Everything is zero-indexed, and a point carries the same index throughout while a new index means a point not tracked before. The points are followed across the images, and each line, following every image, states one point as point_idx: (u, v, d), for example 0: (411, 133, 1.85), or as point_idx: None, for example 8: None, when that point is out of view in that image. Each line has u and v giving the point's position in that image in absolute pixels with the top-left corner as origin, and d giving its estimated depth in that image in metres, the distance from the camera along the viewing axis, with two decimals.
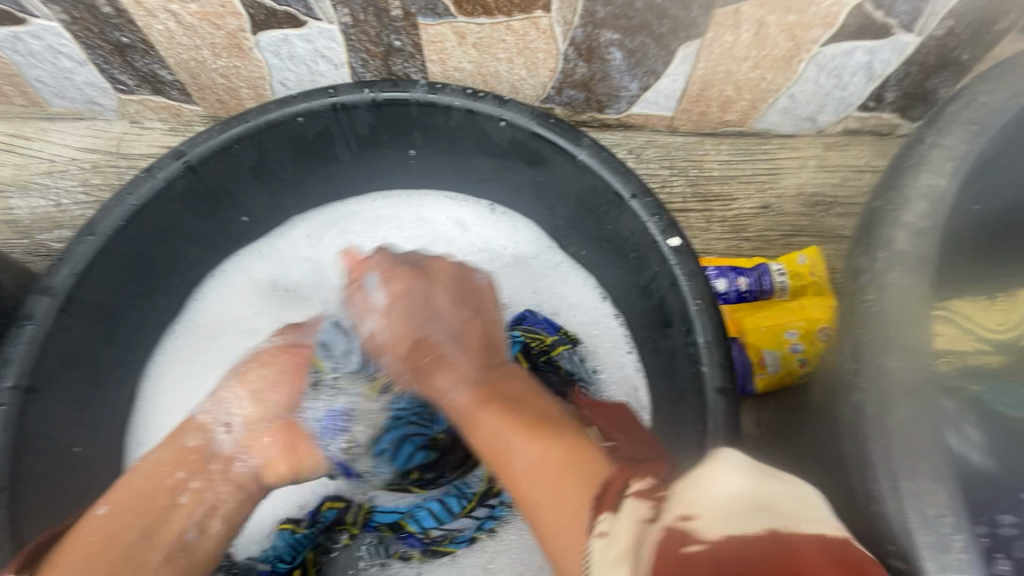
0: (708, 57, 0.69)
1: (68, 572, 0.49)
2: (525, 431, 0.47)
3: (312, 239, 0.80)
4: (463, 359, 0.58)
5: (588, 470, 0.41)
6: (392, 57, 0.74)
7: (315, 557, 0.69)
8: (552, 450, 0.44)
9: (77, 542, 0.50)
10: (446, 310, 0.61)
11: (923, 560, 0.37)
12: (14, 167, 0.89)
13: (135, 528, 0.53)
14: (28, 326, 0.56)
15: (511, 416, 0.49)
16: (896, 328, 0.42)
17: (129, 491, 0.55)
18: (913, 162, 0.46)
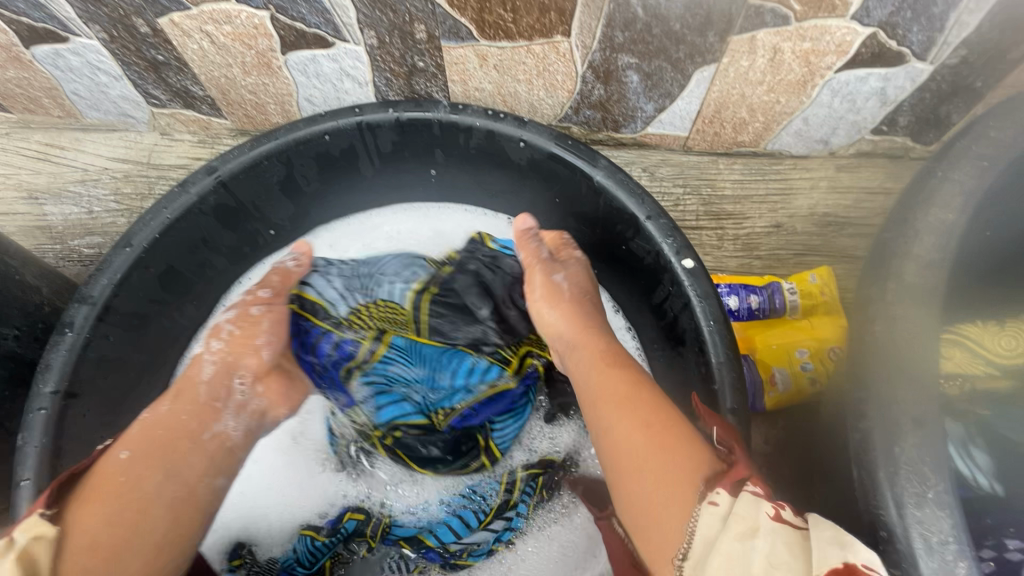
0: (723, 81, 0.71)
1: (101, 512, 0.48)
2: (624, 405, 0.51)
3: (334, 249, 0.82)
4: (589, 331, 0.62)
5: (690, 467, 0.44)
6: (415, 77, 0.77)
7: (333, 566, 0.71)
8: (664, 442, 0.47)
9: (107, 482, 0.50)
10: (582, 296, 0.67)
11: None
12: (49, 175, 0.93)
13: (160, 471, 0.52)
14: (67, 333, 0.59)
15: (630, 396, 0.52)
16: (902, 357, 0.43)
17: (158, 436, 0.54)
18: (924, 196, 0.47)
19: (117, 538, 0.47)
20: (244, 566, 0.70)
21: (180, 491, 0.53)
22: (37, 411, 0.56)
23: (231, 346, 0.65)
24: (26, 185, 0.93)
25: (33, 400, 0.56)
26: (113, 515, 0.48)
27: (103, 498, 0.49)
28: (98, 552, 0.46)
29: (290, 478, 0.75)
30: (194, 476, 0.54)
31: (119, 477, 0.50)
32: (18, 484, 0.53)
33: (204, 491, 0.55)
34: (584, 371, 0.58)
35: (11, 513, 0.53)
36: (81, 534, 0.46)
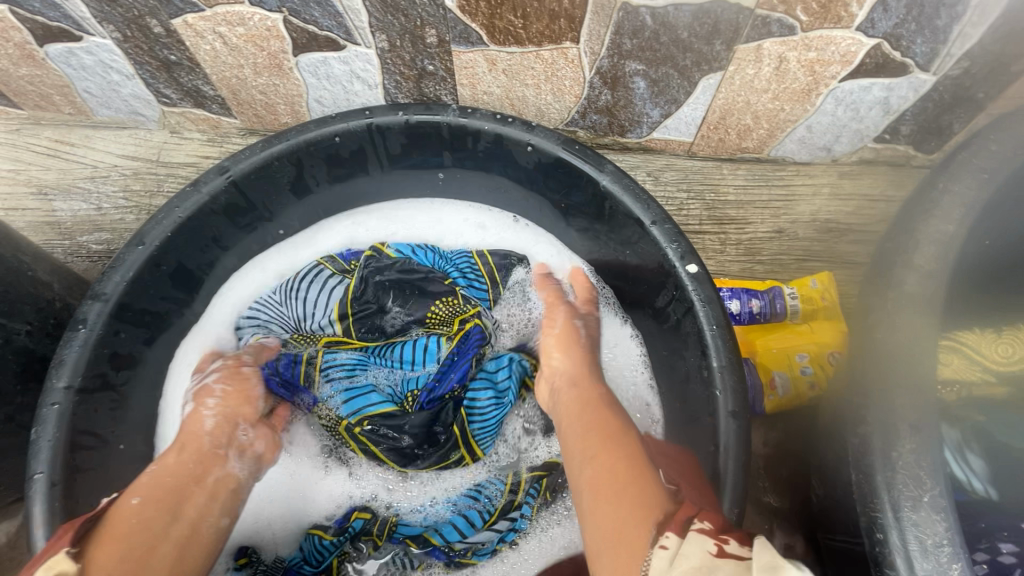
0: (729, 88, 0.72)
1: (116, 549, 0.49)
2: (603, 448, 0.52)
3: (332, 238, 0.82)
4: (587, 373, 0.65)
5: (645, 505, 0.45)
6: (424, 80, 0.77)
7: (339, 565, 0.71)
8: (631, 485, 0.47)
9: (121, 523, 0.51)
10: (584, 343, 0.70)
11: None
12: (59, 171, 0.93)
13: (168, 512, 0.54)
14: (81, 329, 0.60)
15: (613, 442, 0.53)
16: (900, 365, 0.44)
17: (167, 482, 0.56)
18: (924, 206, 0.48)
19: (129, 572, 0.48)
20: (250, 566, 0.70)
21: (184, 529, 0.54)
22: (51, 405, 0.57)
23: (224, 400, 0.67)
24: (36, 180, 0.93)
25: (47, 395, 0.57)
26: (125, 552, 0.49)
27: (117, 536, 0.50)
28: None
29: (293, 479, 0.75)
30: (198, 516, 0.56)
31: (132, 518, 0.51)
32: (33, 477, 0.55)
33: (204, 529, 0.56)
34: (576, 414, 0.59)
35: (26, 506, 0.54)
36: (99, 569, 0.47)
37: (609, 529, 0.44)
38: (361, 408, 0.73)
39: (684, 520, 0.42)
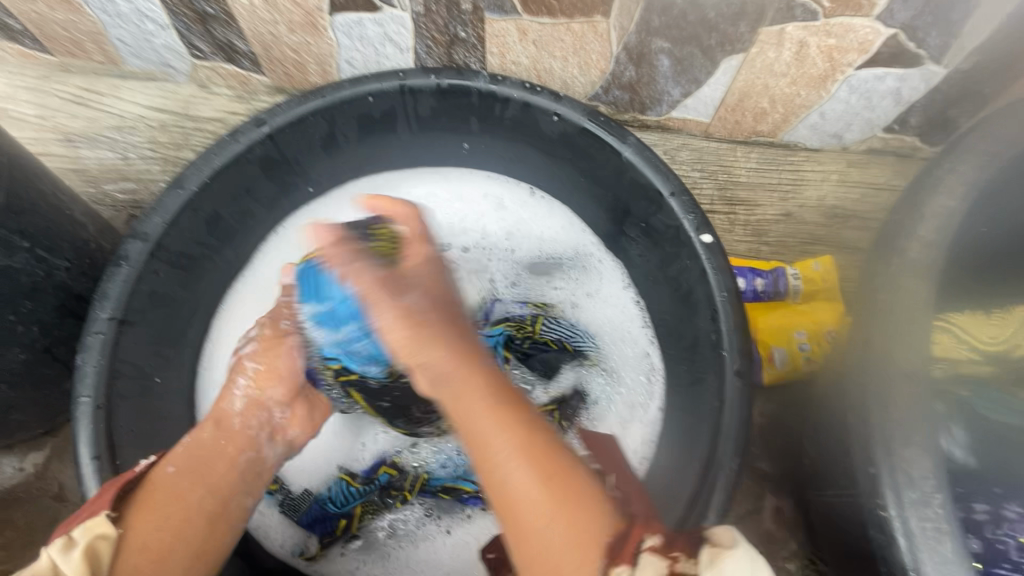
0: (749, 71, 0.75)
1: (157, 515, 0.53)
2: (519, 445, 0.49)
3: (354, 202, 0.85)
4: (455, 360, 0.53)
5: (585, 524, 0.46)
6: (455, 47, 0.80)
7: (363, 511, 0.76)
8: (555, 509, 0.47)
9: (160, 493, 0.55)
10: (436, 294, 0.60)
11: (905, 510, 0.43)
12: (86, 120, 0.95)
13: (203, 486, 0.57)
14: (123, 266, 0.63)
15: (526, 445, 0.49)
16: (898, 323, 0.48)
17: (203, 456, 0.60)
18: (929, 184, 0.52)
19: (165, 542, 0.52)
20: (280, 492, 0.76)
21: (215, 507, 0.57)
22: (95, 334, 0.60)
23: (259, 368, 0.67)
24: (62, 127, 0.95)
25: (92, 324, 0.61)
26: (160, 521, 0.52)
27: (153, 507, 0.53)
28: (150, 553, 0.50)
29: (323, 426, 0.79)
30: (226, 495, 0.59)
31: (171, 488, 0.55)
32: (79, 400, 0.58)
33: (233, 508, 0.59)
34: (467, 395, 0.51)
35: (73, 426, 0.57)
36: (136, 536, 0.51)
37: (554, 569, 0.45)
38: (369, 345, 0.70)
39: (633, 545, 0.44)
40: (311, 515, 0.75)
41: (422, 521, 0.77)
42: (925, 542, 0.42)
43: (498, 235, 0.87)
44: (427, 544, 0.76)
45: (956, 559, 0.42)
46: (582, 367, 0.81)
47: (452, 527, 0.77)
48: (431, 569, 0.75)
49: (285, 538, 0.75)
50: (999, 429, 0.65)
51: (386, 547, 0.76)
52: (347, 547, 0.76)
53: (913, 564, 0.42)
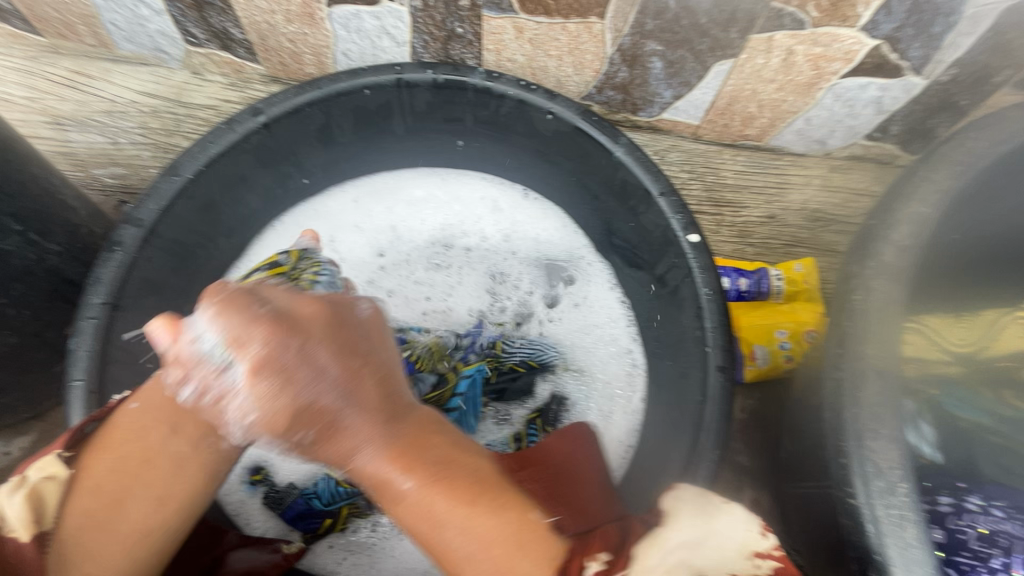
0: (738, 76, 0.77)
1: (111, 457, 0.51)
2: (459, 512, 0.47)
3: (357, 205, 0.88)
4: (361, 421, 0.51)
5: (535, 564, 0.44)
6: (452, 43, 0.81)
7: (349, 511, 0.76)
8: (501, 567, 0.45)
9: (117, 434, 0.53)
10: (329, 365, 0.51)
11: (873, 499, 0.46)
12: (76, 103, 0.94)
13: (166, 424, 0.54)
14: (117, 251, 0.63)
15: (450, 509, 0.47)
16: (871, 322, 0.50)
17: (166, 393, 0.55)
18: (905, 191, 0.54)
19: (122, 486, 0.51)
20: (264, 483, 0.78)
21: (186, 448, 0.54)
22: (89, 319, 0.61)
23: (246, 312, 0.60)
24: (52, 110, 0.94)
25: (85, 309, 0.61)
26: (117, 462, 0.51)
27: (113, 448, 0.52)
28: (105, 499, 0.50)
29: None
30: (199, 433, 0.55)
31: (130, 428, 0.53)
32: (72, 384, 0.59)
33: (211, 446, 0.55)
34: (388, 484, 0.49)
35: (66, 408, 0.58)
36: (91, 476, 0.50)
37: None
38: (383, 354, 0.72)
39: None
40: (294, 510, 0.76)
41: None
42: (890, 528, 0.45)
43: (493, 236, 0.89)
44: (411, 536, 0.78)
45: (918, 545, 0.44)
46: (554, 376, 0.84)
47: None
48: (415, 561, 0.76)
49: (268, 527, 0.77)
50: (964, 427, 0.68)
51: (372, 538, 0.77)
52: (334, 540, 0.77)
53: (879, 548, 0.45)
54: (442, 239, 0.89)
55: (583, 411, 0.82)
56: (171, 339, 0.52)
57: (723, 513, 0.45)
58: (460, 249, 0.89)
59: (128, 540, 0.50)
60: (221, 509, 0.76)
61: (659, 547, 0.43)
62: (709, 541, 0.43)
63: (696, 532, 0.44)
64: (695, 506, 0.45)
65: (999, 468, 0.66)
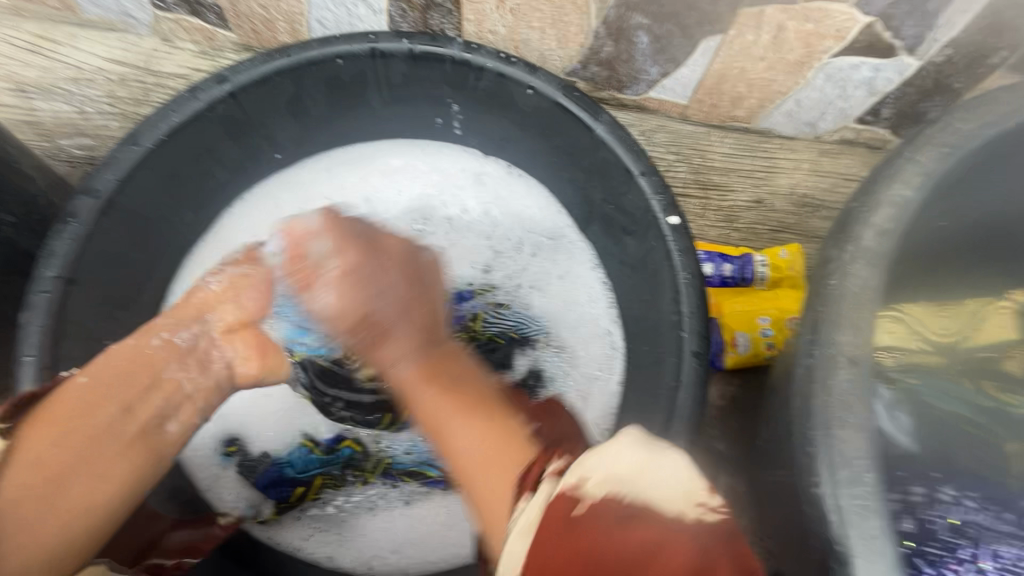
0: (727, 53, 0.74)
1: (53, 432, 0.50)
2: (467, 412, 0.52)
3: (330, 174, 0.84)
4: (404, 330, 0.61)
5: (514, 452, 0.47)
6: (430, 12, 0.77)
7: (321, 483, 0.77)
8: (490, 457, 0.48)
9: (59, 405, 0.51)
10: (395, 283, 0.63)
11: (839, 489, 0.44)
12: (40, 69, 0.90)
13: (116, 402, 0.54)
14: (71, 223, 0.60)
15: (460, 419, 0.51)
16: (846, 308, 0.49)
17: (116, 366, 0.55)
18: (888, 172, 0.52)
19: (62, 461, 0.49)
20: (238, 454, 0.76)
21: (133, 429, 0.54)
22: (41, 293, 0.58)
23: (225, 288, 0.64)
24: (15, 76, 0.90)
25: (37, 282, 0.58)
26: (61, 437, 0.50)
27: (56, 421, 0.50)
28: (44, 472, 0.48)
29: (291, 397, 0.79)
30: (149, 416, 0.55)
31: (77, 398, 0.52)
32: (23, 359, 0.57)
33: (155, 431, 0.55)
34: (415, 384, 0.57)
35: (15, 384, 0.56)
36: (30, 450, 0.48)
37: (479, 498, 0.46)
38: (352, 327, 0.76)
39: (537, 469, 0.44)
40: (267, 477, 0.76)
41: (384, 492, 0.77)
42: (854, 519, 0.43)
43: (473, 210, 0.86)
44: (385, 513, 0.77)
45: (882, 536, 0.43)
46: (534, 350, 0.82)
47: (410, 500, 0.77)
48: (386, 540, 0.76)
49: (238, 501, 0.75)
50: (941, 416, 0.67)
51: (342, 515, 0.76)
52: (303, 512, 0.76)
53: (842, 538, 0.44)
54: (418, 212, 0.85)
55: (562, 386, 0.80)
56: (287, 256, 0.65)
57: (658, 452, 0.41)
58: (440, 221, 0.85)
59: (66, 516, 0.48)
60: (192, 484, 0.75)
61: (596, 459, 0.41)
62: (649, 475, 0.39)
63: (627, 464, 0.40)
64: (639, 440, 0.41)
65: (975, 460, 0.65)
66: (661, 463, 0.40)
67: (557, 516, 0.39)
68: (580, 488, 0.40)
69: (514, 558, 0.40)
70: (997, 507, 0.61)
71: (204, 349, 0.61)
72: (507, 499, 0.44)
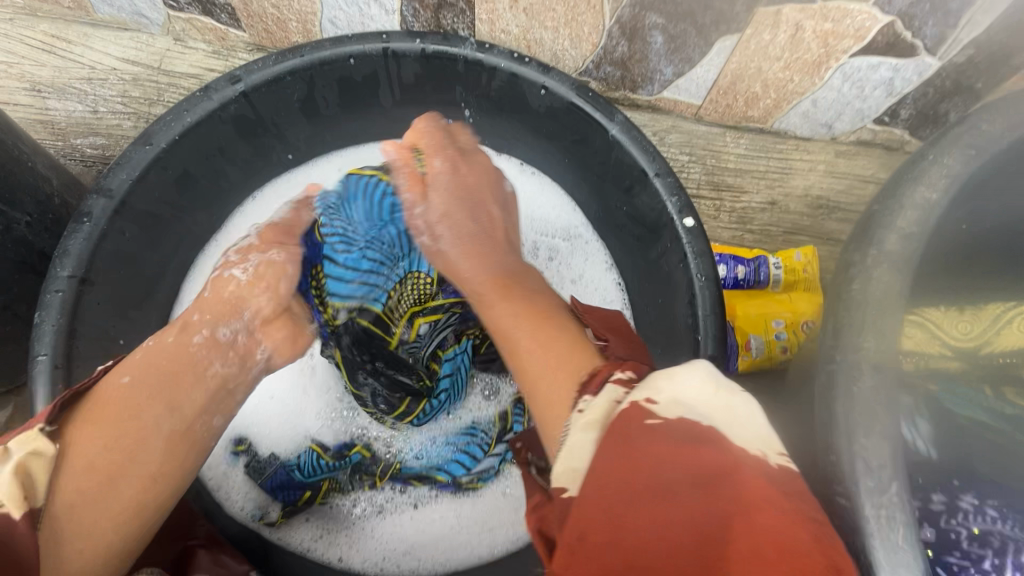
0: (743, 53, 0.73)
1: (100, 434, 0.49)
2: (535, 321, 0.53)
3: (342, 173, 0.83)
4: (483, 244, 0.63)
5: (574, 363, 0.48)
6: (443, 11, 0.77)
7: (329, 487, 0.76)
8: (552, 359, 0.49)
9: (104, 406, 0.51)
10: (480, 203, 0.66)
11: (863, 498, 0.43)
12: (54, 69, 0.90)
13: (162, 402, 0.53)
14: (85, 223, 0.60)
15: (524, 325, 0.53)
16: (869, 313, 0.48)
17: (160, 365, 0.54)
18: (912, 174, 0.51)
19: (112, 463, 0.49)
20: (246, 454, 0.77)
21: (180, 427, 0.53)
22: (54, 292, 0.58)
23: (253, 280, 0.63)
24: (30, 76, 0.90)
25: (51, 282, 0.58)
26: (109, 439, 0.49)
27: (101, 421, 0.50)
28: (96, 474, 0.48)
29: (305, 399, 0.80)
30: (191, 413, 0.54)
31: (120, 400, 0.51)
32: (37, 359, 0.57)
33: (201, 426, 0.55)
34: (490, 293, 0.58)
35: (29, 383, 0.56)
36: (81, 454, 0.48)
37: (540, 397, 0.47)
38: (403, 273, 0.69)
39: (600, 379, 0.44)
40: (275, 480, 0.74)
41: (392, 495, 0.78)
42: (878, 529, 0.43)
43: None
44: (395, 515, 0.77)
45: (907, 547, 0.42)
46: None
47: (419, 502, 0.78)
48: (396, 542, 0.76)
49: (246, 501, 0.75)
50: (962, 424, 0.66)
51: (353, 517, 0.76)
52: (312, 515, 0.76)
53: (865, 549, 0.43)
54: None
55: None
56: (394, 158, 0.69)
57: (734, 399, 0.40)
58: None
59: (118, 518, 0.49)
60: (203, 484, 0.74)
61: (666, 380, 0.41)
62: (725, 412, 0.39)
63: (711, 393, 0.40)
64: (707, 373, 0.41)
65: (998, 468, 0.64)
66: (748, 407, 0.39)
67: (624, 421, 0.39)
68: (652, 404, 0.39)
69: (575, 454, 0.40)
70: (1022, 517, 0.59)
71: (245, 346, 0.60)
72: (568, 400, 0.44)
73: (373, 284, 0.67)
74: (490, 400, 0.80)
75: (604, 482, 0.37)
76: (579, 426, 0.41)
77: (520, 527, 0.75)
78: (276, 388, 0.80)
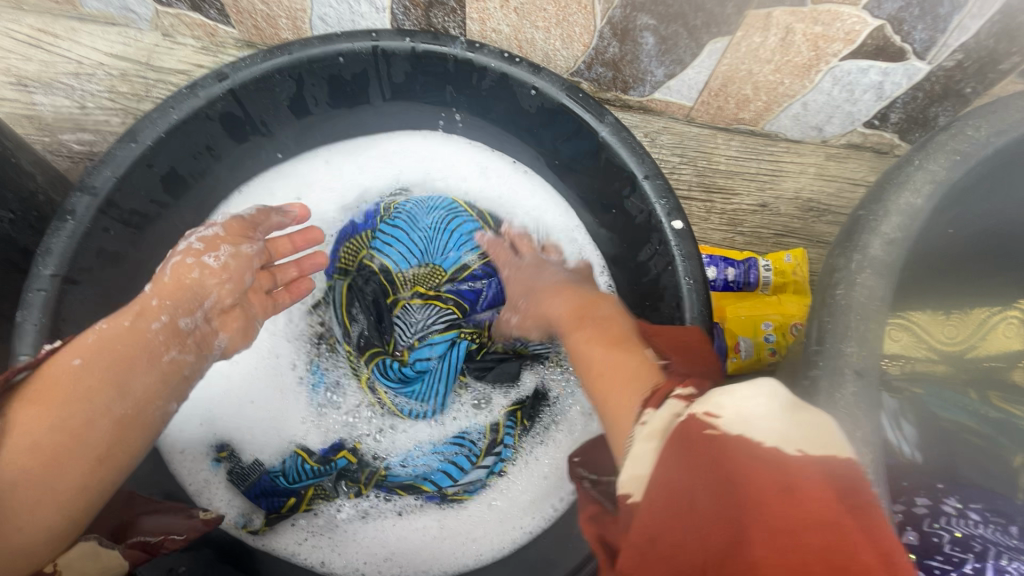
0: (734, 55, 0.73)
1: (47, 413, 0.49)
2: (602, 349, 0.53)
3: (330, 167, 0.84)
4: (550, 290, 0.67)
5: (634, 382, 0.46)
6: (434, 10, 0.76)
7: (312, 494, 0.76)
8: (618, 382, 0.47)
9: (53, 387, 0.50)
10: (545, 266, 0.72)
11: None
12: (40, 63, 0.89)
13: (114, 386, 0.53)
14: (68, 221, 0.60)
15: (593, 351, 0.53)
16: (852, 319, 0.48)
17: (116, 349, 0.54)
18: (898, 179, 0.52)
19: (59, 444, 0.48)
20: (228, 460, 0.76)
21: (128, 410, 0.53)
22: (37, 291, 0.58)
23: (219, 269, 0.65)
24: (16, 70, 0.89)
25: (34, 280, 0.58)
26: (58, 420, 0.49)
27: (48, 402, 0.49)
28: (41, 455, 0.47)
29: (289, 404, 0.80)
30: (146, 397, 0.55)
31: (71, 382, 0.51)
32: (18, 358, 0.56)
33: (149, 410, 0.55)
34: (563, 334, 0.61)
35: None
36: (26, 433, 0.47)
37: (608, 421, 0.45)
38: (426, 261, 0.78)
39: (662, 392, 0.42)
40: (260, 487, 0.74)
41: (376, 502, 0.77)
42: None
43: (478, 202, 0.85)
44: (377, 521, 0.77)
45: None
46: (542, 367, 0.81)
47: (403, 510, 0.78)
48: (377, 547, 0.76)
49: (228, 509, 0.74)
50: (946, 427, 0.67)
51: (337, 521, 0.76)
52: (299, 519, 0.76)
53: None
54: None
55: (566, 405, 0.80)
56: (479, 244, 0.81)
57: (815, 414, 0.37)
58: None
59: (64, 498, 0.48)
60: (181, 489, 0.74)
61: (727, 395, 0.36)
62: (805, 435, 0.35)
63: (780, 408, 0.36)
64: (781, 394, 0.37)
65: (979, 470, 0.64)
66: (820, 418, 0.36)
67: (682, 431, 0.37)
68: (713, 418, 0.36)
69: (640, 462, 0.38)
70: (1002, 520, 0.59)
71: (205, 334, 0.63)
72: (633, 412, 0.43)
73: (406, 255, 0.78)
74: (479, 411, 0.80)
75: (663, 485, 0.36)
76: (641, 437, 0.39)
77: (505, 539, 0.75)
78: (256, 394, 0.79)
